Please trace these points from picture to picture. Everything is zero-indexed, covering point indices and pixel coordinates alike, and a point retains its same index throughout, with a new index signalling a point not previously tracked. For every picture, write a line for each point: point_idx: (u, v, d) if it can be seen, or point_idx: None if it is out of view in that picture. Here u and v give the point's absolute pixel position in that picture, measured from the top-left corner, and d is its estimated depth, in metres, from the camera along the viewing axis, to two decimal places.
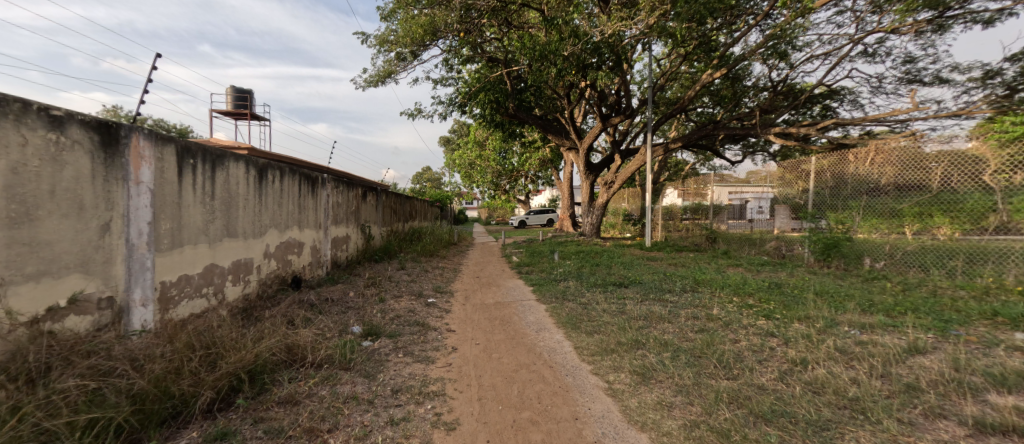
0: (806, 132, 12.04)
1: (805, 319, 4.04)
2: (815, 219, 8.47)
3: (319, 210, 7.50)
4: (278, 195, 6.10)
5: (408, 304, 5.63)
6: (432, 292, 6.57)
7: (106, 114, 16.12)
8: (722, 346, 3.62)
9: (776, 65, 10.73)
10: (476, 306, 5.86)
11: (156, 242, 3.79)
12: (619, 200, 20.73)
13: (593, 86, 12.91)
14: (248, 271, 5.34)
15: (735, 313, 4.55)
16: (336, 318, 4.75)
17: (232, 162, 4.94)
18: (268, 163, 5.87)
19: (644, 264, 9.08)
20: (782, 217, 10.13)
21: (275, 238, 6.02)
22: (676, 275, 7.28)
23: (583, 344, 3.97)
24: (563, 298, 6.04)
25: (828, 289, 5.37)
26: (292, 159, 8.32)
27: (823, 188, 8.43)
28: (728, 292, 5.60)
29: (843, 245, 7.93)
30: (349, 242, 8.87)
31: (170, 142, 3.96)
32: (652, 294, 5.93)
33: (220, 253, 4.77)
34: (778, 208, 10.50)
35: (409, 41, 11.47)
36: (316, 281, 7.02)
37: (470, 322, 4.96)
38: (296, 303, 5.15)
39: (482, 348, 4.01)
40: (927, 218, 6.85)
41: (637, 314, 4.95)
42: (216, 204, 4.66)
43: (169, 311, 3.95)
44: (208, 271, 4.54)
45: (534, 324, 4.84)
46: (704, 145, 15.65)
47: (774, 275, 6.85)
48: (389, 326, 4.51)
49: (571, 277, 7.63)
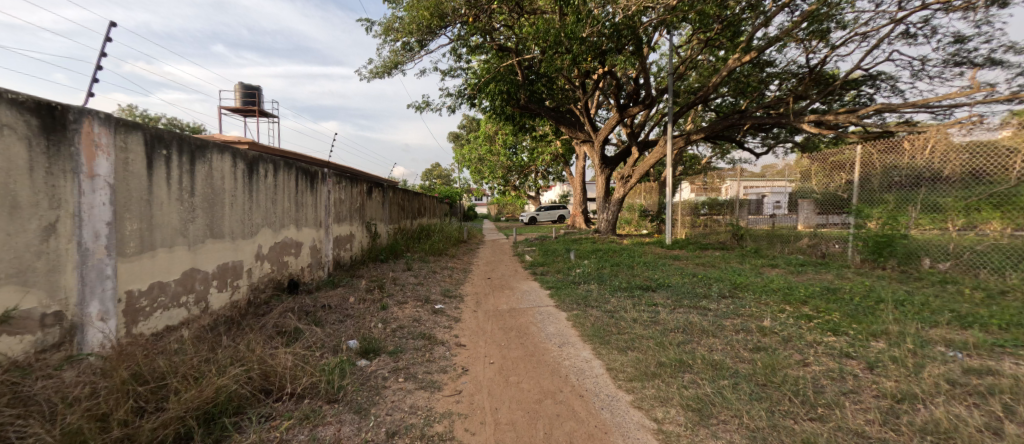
0: (841, 120, 11.23)
1: (883, 336, 3.53)
2: (861, 216, 7.62)
3: (319, 207, 6.96)
4: (272, 191, 5.56)
5: (414, 311, 5.07)
6: (440, 297, 6.02)
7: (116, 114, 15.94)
8: (788, 371, 3.03)
9: (813, 47, 9.94)
10: (488, 313, 5.28)
11: (120, 244, 3.24)
12: (635, 195, 20.00)
13: (612, 73, 12.19)
14: (238, 276, 4.81)
15: (794, 327, 3.90)
16: (331, 330, 4.23)
17: (215, 154, 4.39)
18: (259, 155, 5.33)
19: (670, 264, 8.42)
20: (805, 212, 9.50)
21: (268, 238, 5.47)
22: (709, 277, 6.60)
23: (616, 365, 3.36)
24: (586, 304, 5.44)
25: (895, 296, 4.69)
26: (292, 153, 7.82)
27: (869, 181, 7.69)
28: (775, 299, 4.92)
29: (897, 244, 7.09)
30: (352, 241, 8.34)
31: (136, 130, 3.42)
32: (686, 300, 5.29)
33: (203, 256, 4.22)
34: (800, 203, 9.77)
35: (415, 28, 10.98)
36: (315, 285, 6.51)
37: (483, 334, 4.38)
38: (290, 312, 4.63)
39: (497, 368, 3.45)
40: (975, 213, 6.27)
41: (674, 325, 4.31)
42: (197, 202, 4.12)
43: (139, 326, 3.42)
44: (188, 277, 4.00)
45: (555, 337, 4.24)
46: (727, 136, 14.91)
47: (822, 279, 6.16)
48: (389, 340, 3.95)
49: (591, 279, 7.02)
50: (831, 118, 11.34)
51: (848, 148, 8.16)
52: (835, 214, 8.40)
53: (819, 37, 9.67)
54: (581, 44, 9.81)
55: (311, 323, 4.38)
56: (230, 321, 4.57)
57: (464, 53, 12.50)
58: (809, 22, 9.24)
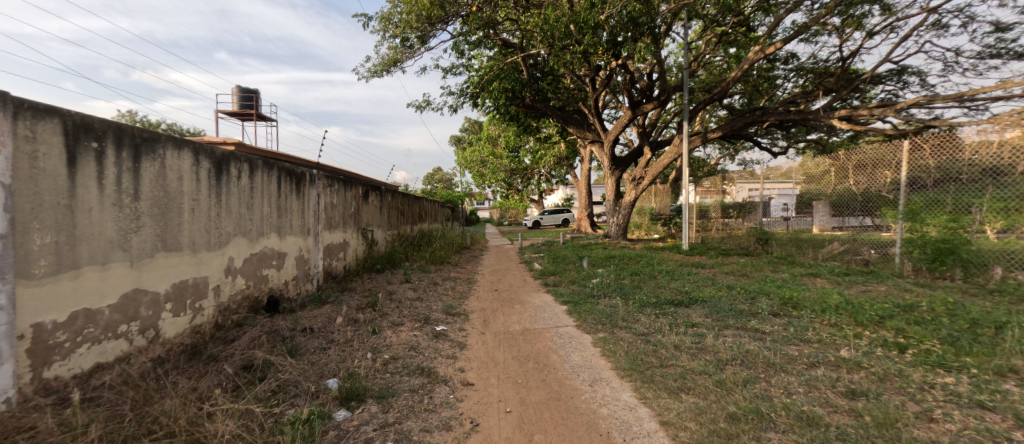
0: (875, 115, 10.34)
1: (1013, 375, 2.78)
2: (916, 219, 6.75)
3: (306, 213, 6.18)
4: (247, 194, 4.78)
5: (410, 336, 4.28)
6: (442, 315, 5.23)
7: (120, 118, 15.38)
8: (914, 433, 2.23)
9: (847, 35, 9.15)
10: (499, 336, 4.51)
11: (21, 264, 2.54)
12: (645, 199, 19.12)
13: (625, 66, 11.35)
14: (201, 296, 4.02)
15: (888, 361, 3.12)
16: (310, 365, 3.46)
17: (170, 150, 3.63)
18: (232, 152, 4.56)
19: (695, 273, 7.61)
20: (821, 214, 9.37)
21: (242, 250, 4.68)
22: (749, 290, 5.77)
23: (672, 417, 2.59)
24: (611, 325, 4.65)
25: (993, 315, 3.89)
26: (280, 154, 7.06)
27: (925, 181, 6.89)
28: (846, 320, 4.11)
29: (961, 250, 6.23)
30: (346, 249, 7.57)
31: (49, 116, 2.71)
32: (731, 319, 4.50)
33: (151, 275, 3.45)
34: (818, 206, 9.41)
35: (414, 20, 10.26)
36: (300, 301, 5.71)
37: (495, 367, 3.59)
38: (261, 339, 3.86)
39: (517, 422, 2.67)
40: (1015, 214, 5.82)
41: (729, 354, 3.52)
42: (143, 208, 3.36)
43: (52, 368, 2.69)
44: (130, 301, 3.24)
45: (583, 371, 3.46)
46: (743, 135, 14.15)
47: (884, 294, 5.32)
48: (377, 380, 3.19)
49: (612, 292, 6.19)
50: (865, 112, 10.45)
51: (891, 145, 7.41)
52: (852, 217, 8.30)
53: (858, 24, 8.81)
54: (593, 33, 8.98)
55: (286, 353, 3.62)
56: (191, 350, 3.80)
57: (466, 49, 11.82)
58: (842, 9, 8.45)
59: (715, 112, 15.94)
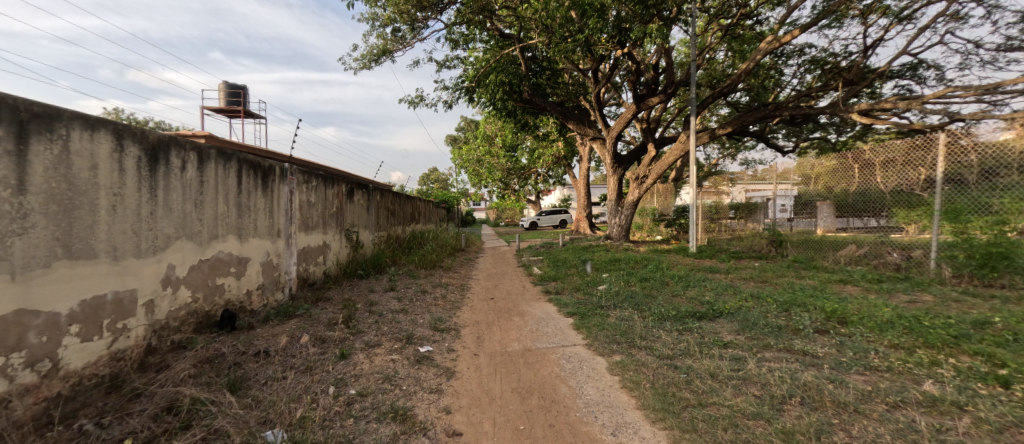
0: (898, 108, 9.67)
1: None
2: (958, 220, 6.00)
3: (274, 212, 5.35)
4: (196, 189, 3.97)
5: (386, 361, 3.53)
6: (428, 332, 4.47)
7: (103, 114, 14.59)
8: None
9: (872, 21, 8.51)
10: (495, 359, 3.75)
11: None
12: (647, 199, 18.33)
13: (631, 56, 10.58)
14: (127, 314, 3.21)
15: (995, 403, 2.48)
16: (252, 406, 2.69)
17: (78, 130, 2.85)
18: (180, 138, 3.78)
19: (709, 279, 6.90)
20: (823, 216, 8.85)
21: (188, 256, 3.87)
22: (780, 300, 5.06)
23: None
24: (628, 344, 3.92)
25: None
26: (251, 147, 6.26)
27: (967, 180, 6.20)
28: (912, 341, 3.47)
29: (1016, 256, 5.54)
30: (324, 253, 6.75)
31: None
32: (770, 338, 3.80)
33: (48, 290, 2.67)
34: (823, 206, 8.73)
35: (405, 6, 9.53)
36: (264, 315, 4.91)
37: (490, 407, 2.84)
38: (197, 369, 3.08)
39: None
40: None
41: (783, 389, 2.80)
42: (30, 203, 2.58)
43: None
44: (10, 324, 2.47)
45: (601, 410, 2.74)
46: (751, 132, 13.47)
47: (938, 306, 4.61)
48: (335, 430, 2.47)
49: (622, 302, 5.46)
50: (886, 106, 9.79)
51: (920, 143, 6.78)
52: (862, 218, 7.81)
53: (884, 10, 8.16)
54: (599, 17, 8.28)
55: (224, 390, 2.85)
56: (108, 384, 3.00)
57: (460, 40, 11.12)
58: None
59: (717, 110, 15.36)
